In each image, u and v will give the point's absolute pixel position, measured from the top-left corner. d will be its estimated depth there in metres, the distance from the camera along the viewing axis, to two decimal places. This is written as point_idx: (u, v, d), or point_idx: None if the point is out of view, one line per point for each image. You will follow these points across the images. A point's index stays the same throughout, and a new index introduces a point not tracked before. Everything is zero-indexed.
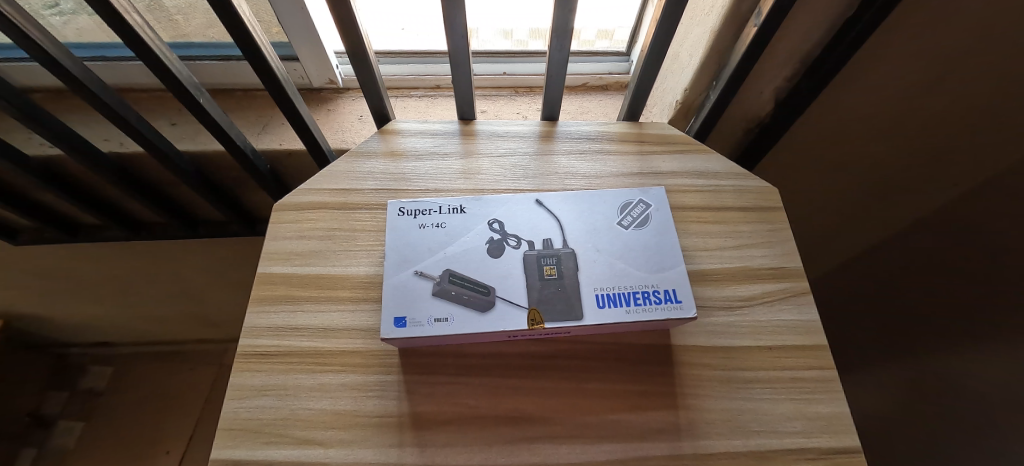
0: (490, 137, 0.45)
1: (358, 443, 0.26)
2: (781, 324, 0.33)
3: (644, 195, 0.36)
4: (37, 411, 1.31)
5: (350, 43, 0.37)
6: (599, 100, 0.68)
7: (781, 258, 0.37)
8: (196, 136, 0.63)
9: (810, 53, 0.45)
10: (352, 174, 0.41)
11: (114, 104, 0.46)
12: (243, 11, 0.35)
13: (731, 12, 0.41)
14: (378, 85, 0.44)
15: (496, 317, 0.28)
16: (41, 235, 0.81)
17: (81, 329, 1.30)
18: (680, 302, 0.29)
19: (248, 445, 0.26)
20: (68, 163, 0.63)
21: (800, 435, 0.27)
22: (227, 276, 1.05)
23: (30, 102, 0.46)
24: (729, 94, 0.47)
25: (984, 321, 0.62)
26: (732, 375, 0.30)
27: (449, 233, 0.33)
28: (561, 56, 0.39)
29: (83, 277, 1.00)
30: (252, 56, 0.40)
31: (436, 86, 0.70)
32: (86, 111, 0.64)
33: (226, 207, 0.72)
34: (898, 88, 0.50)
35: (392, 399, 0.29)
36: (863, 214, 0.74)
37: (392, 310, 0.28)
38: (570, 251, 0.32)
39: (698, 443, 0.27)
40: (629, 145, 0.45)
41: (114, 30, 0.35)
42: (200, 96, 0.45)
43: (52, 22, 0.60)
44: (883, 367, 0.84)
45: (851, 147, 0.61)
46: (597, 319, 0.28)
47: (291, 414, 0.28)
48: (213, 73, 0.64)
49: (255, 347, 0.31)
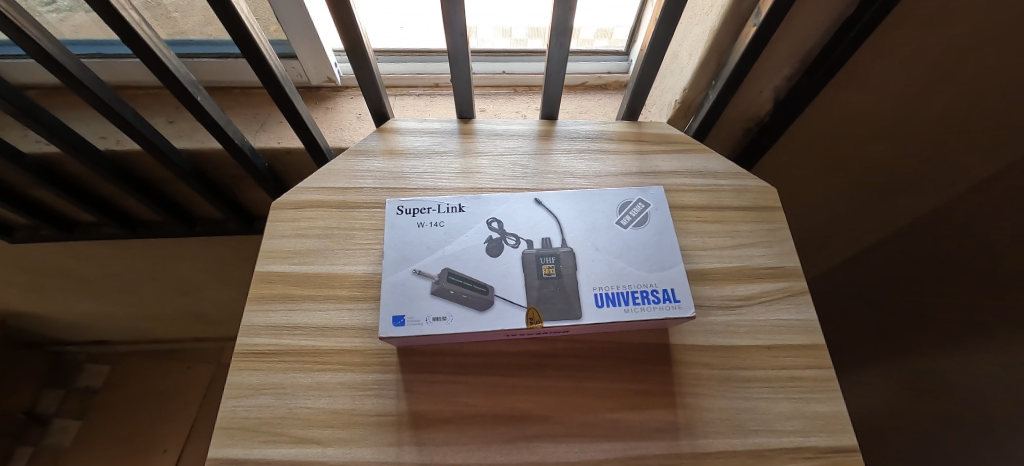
0: (490, 136, 0.45)
1: (357, 442, 0.26)
2: (780, 323, 0.33)
3: (643, 194, 0.36)
4: (32, 409, 1.30)
5: (349, 41, 0.37)
6: (599, 99, 0.68)
7: (780, 258, 0.37)
8: (194, 134, 0.63)
9: (809, 54, 0.46)
10: (351, 173, 0.41)
11: (112, 102, 0.45)
12: (242, 8, 0.35)
13: (731, 11, 0.41)
14: (377, 83, 0.44)
15: (495, 316, 0.28)
16: (37, 233, 0.81)
17: (77, 327, 1.29)
18: (679, 302, 0.29)
19: (247, 444, 0.26)
20: (64, 161, 0.62)
21: (799, 434, 0.27)
22: (225, 275, 1.05)
23: (27, 99, 0.46)
24: (729, 94, 0.47)
25: (983, 321, 0.62)
26: (730, 374, 0.30)
27: (448, 232, 0.33)
28: (561, 55, 0.39)
29: (79, 275, 0.99)
30: (251, 53, 0.40)
31: (436, 85, 0.70)
32: (83, 108, 0.63)
33: (224, 205, 0.72)
34: (897, 89, 0.50)
35: (391, 398, 0.28)
36: (862, 214, 0.75)
37: (391, 309, 0.28)
38: (570, 250, 0.32)
39: (697, 442, 0.27)
40: (628, 144, 0.45)
41: (112, 27, 0.35)
42: (198, 94, 0.45)
43: (49, 19, 0.60)
44: (880, 366, 0.85)
45: (850, 147, 0.61)
46: (596, 318, 0.28)
47: (290, 413, 0.28)
48: (211, 70, 0.64)
49: (253, 346, 0.31)
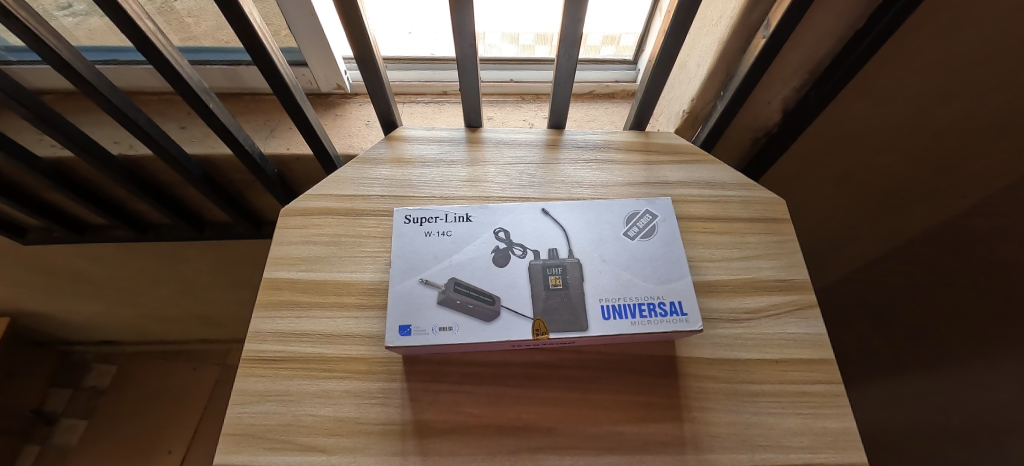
0: (497, 145, 0.45)
1: (361, 451, 0.26)
2: (789, 337, 0.33)
3: (651, 205, 0.36)
4: (40, 408, 1.32)
5: (359, 49, 0.38)
6: (606, 107, 0.68)
7: (789, 270, 0.36)
8: (205, 139, 0.63)
9: (819, 65, 0.45)
10: (359, 180, 0.42)
11: (126, 108, 0.46)
12: (254, 17, 0.36)
13: (741, 22, 0.41)
14: (386, 92, 0.44)
15: (501, 327, 0.28)
16: (50, 234, 0.82)
17: (85, 328, 1.31)
18: (687, 315, 0.29)
19: (250, 451, 0.26)
20: (77, 165, 0.63)
21: (807, 451, 0.27)
22: (231, 278, 1.05)
23: (42, 104, 0.47)
24: (737, 103, 0.47)
25: (1000, 333, 0.61)
26: (736, 388, 0.30)
27: (455, 241, 0.33)
28: (569, 66, 0.39)
29: (90, 276, 1.01)
30: (262, 61, 0.40)
31: (444, 92, 0.70)
32: (97, 113, 0.64)
33: (233, 209, 0.72)
34: (909, 97, 0.49)
35: (396, 407, 0.29)
36: (873, 227, 0.73)
37: (397, 318, 0.28)
38: (576, 261, 0.32)
39: (702, 456, 0.27)
40: (635, 154, 0.45)
41: (128, 35, 0.35)
42: (210, 101, 0.45)
43: (64, 23, 0.61)
44: (891, 378, 0.83)
45: (860, 155, 0.60)
46: (602, 330, 0.28)
47: (294, 420, 0.28)
48: (222, 77, 0.64)
49: (259, 352, 0.31)
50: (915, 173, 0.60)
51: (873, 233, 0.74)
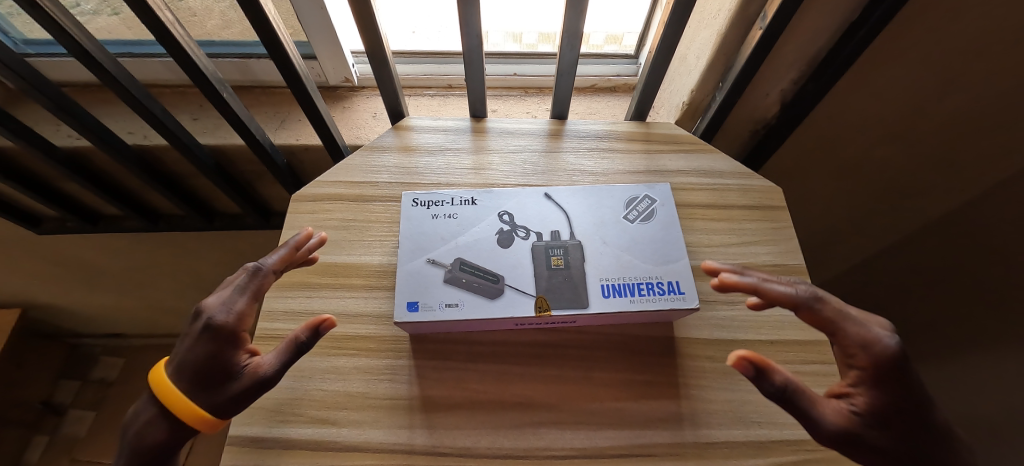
0: (501, 134, 0.46)
1: (371, 423, 0.28)
2: (783, 319, 0.34)
3: (650, 190, 0.37)
4: (49, 399, 1.34)
5: (369, 40, 0.39)
6: (608, 101, 0.69)
7: (784, 255, 0.37)
8: (217, 130, 0.65)
9: (816, 58, 0.46)
10: (367, 168, 0.43)
11: (143, 98, 0.48)
12: (269, 8, 0.37)
13: (740, 15, 0.42)
14: (393, 82, 0.45)
15: (506, 303, 0.29)
16: (64, 225, 0.84)
17: (94, 320, 1.33)
18: (684, 294, 0.30)
19: (266, 423, 0.28)
20: (93, 155, 0.65)
21: (801, 428, 0.28)
22: (238, 271, 1.07)
23: (61, 94, 0.48)
24: (735, 96, 0.48)
25: None
26: (732, 367, 0.31)
27: (461, 224, 0.34)
28: (572, 57, 0.40)
29: (100, 268, 1.03)
30: (275, 51, 0.41)
31: (449, 86, 0.71)
32: (112, 105, 0.66)
33: (243, 199, 0.74)
34: (906, 91, 0.50)
35: (403, 383, 0.30)
36: (873, 222, 0.74)
37: (405, 296, 0.30)
38: (577, 243, 0.33)
39: (699, 432, 0.28)
40: (636, 144, 0.46)
41: (148, 25, 0.37)
42: (223, 90, 0.47)
43: None
44: None
45: (859, 150, 0.60)
46: (602, 307, 0.29)
47: (305, 395, 0.29)
48: (233, 70, 0.66)
49: (273, 330, 0.32)
50: (913, 167, 0.61)
51: (873, 228, 0.75)
